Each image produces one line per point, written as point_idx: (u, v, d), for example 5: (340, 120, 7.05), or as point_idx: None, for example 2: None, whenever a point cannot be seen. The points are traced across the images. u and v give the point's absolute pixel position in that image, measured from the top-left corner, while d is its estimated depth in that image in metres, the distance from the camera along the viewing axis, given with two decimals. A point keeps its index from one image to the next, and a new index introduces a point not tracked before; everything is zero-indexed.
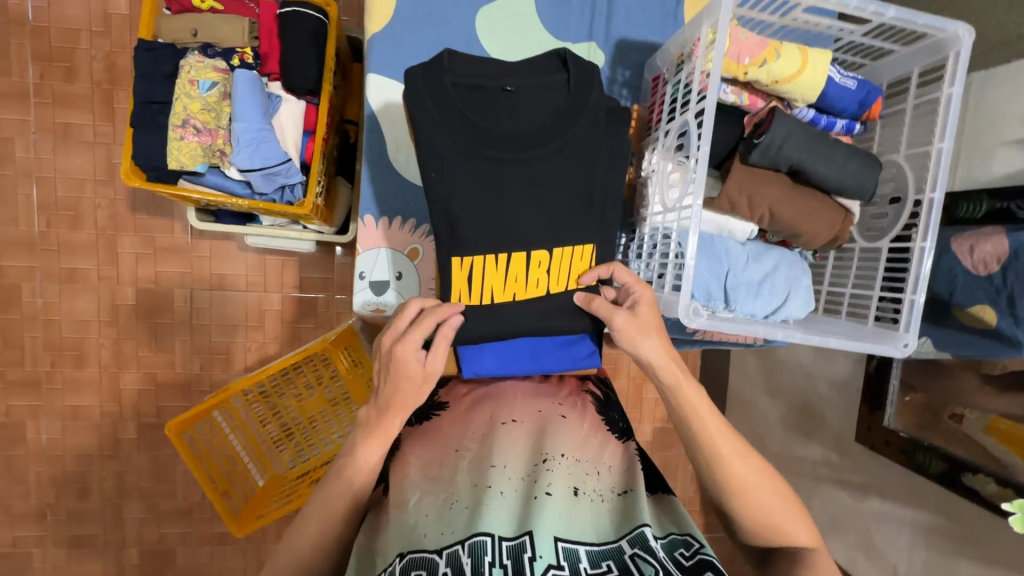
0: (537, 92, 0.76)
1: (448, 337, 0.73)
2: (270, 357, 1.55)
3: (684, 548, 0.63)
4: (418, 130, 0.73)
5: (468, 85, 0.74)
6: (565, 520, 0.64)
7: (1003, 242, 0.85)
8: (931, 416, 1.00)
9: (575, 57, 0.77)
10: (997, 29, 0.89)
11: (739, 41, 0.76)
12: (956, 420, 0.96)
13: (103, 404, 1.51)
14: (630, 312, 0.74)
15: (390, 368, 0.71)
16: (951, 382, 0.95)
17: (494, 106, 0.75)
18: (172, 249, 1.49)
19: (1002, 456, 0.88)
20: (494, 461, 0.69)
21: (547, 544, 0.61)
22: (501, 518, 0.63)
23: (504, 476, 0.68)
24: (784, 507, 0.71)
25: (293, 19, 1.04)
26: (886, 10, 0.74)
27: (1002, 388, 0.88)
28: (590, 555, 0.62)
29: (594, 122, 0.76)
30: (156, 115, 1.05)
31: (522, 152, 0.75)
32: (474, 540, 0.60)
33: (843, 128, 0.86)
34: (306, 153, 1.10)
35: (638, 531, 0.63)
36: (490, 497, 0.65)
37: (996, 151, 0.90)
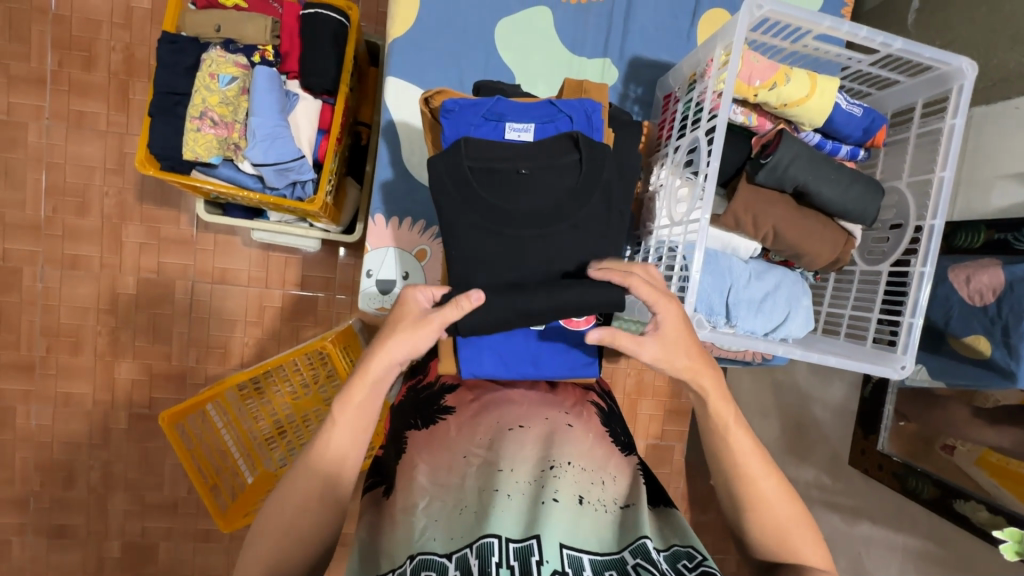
0: (552, 173, 0.76)
1: (460, 304, 0.72)
2: (268, 353, 1.55)
3: (687, 559, 0.62)
4: (442, 212, 0.77)
5: (486, 168, 0.76)
6: (572, 527, 0.63)
7: (999, 274, 0.88)
8: (923, 447, 1.01)
9: (587, 139, 0.77)
10: (998, 67, 0.93)
11: (750, 63, 0.78)
12: (948, 452, 0.96)
13: (96, 393, 1.51)
14: (655, 337, 0.72)
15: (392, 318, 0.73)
16: (944, 412, 0.96)
17: (508, 186, 0.76)
18: (177, 240, 1.50)
19: (991, 488, 0.89)
20: (501, 465, 0.70)
21: (553, 550, 0.60)
22: (509, 521, 0.63)
23: (510, 479, 0.68)
24: (784, 510, 0.69)
25: (315, 20, 1.07)
26: (893, 41, 0.76)
27: (991, 420, 0.89)
28: (594, 563, 0.61)
29: (605, 202, 0.78)
30: (174, 106, 1.06)
31: (540, 230, 0.77)
32: (482, 542, 0.59)
33: (847, 154, 0.88)
34: (319, 151, 1.13)
35: (640, 541, 0.62)
36: (496, 500, 0.65)
37: (995, 183, 0.92)
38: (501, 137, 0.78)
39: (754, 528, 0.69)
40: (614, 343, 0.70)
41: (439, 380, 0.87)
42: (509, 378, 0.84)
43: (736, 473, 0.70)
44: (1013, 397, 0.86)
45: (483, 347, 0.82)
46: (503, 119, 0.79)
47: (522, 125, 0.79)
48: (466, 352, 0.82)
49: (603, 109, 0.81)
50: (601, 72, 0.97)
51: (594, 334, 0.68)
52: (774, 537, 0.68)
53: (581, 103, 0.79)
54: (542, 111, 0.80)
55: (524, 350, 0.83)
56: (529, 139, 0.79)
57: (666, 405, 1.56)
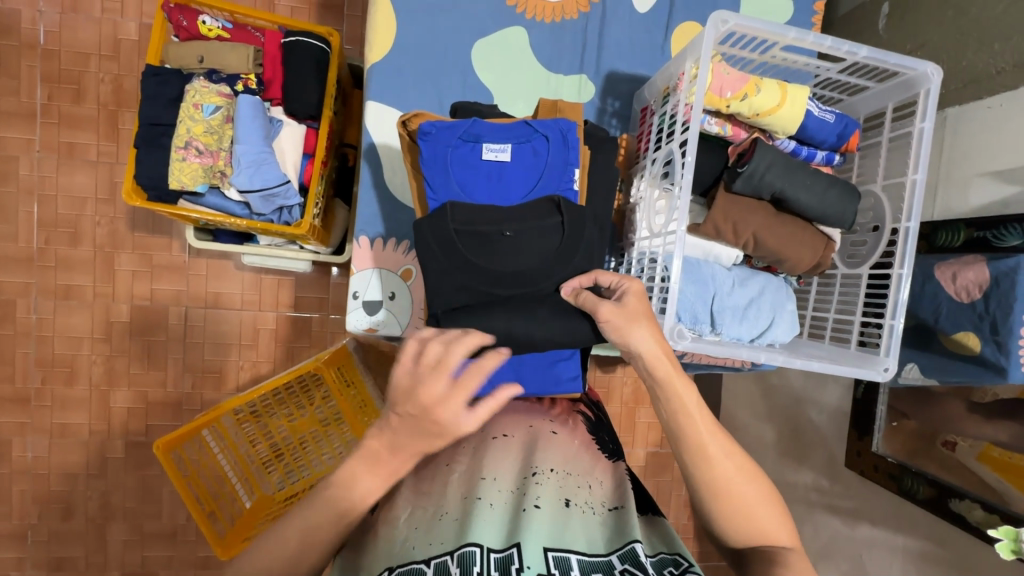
0: (535, 233, 0.77)
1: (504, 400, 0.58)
2: (263, 376, 1.55)
3: (673, 566, 0.62)
4: (428, 274, 0.78)
5: (471, 231, 0.77)
6: (557, 531, 0.62)
7: (985, 270, 0.89)
8: (924, 444, 1.00)
9: (569, 202, 0.79)
10: (968, 68, 0.95)
11: (721, 75, 0.79)
12: (949, 447, 0.95)
13: (92, 422, 1.50)
14: (616, 303, 0.72)
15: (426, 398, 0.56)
16: (941, 409, 0.96)
17: (494, 250, 0.77)
18: (169, 267, 1.51)
19: (997, 485, 0.88)
20: (484, 473, 0.69)
21: (536, 554, 0.58)
22: (490, 530, 0.61)
23: (493, 489, 0.67)
24: (768, 508, 0.67)
25: (296, 47, 1.09)
26: (858, 50, 0.77)
27: (988, 415, 0.89)
28: (582, 564, 0.60)
29: (588, 260, 0.79)
30: (159, 136, 1.07)
31: (527, 290, 0.78)
32: (462, 551, 0.58)
33: (823, 159, 0.89)
34: (305, 175, 1.14)
35: (629, 547, 0.61)
36: (478, 509, 0.64)
37: (972, 182, 0.94)
38: (479, 158, 0.80)
39: (721, 519, 0.67)
40: (579, 303, 0.75)
41: None
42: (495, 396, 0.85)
43: (704, 467, 0.67)
44: (1012, 390, 0.86)
45: None
46: (479, 140, 0.80)
47: (499, 145, 0.80)
48: None
49: (578, 126, 0.81)
50: (577, 88, 0.98)
51: (563, 287, 0.77)
52: (741, 521, 0.66)
53: (556, 122, 0.80)
54: (516, 130, 0.81)
55: (508, 365, 0.86)
56: (506, 158, 0.80)
57: None
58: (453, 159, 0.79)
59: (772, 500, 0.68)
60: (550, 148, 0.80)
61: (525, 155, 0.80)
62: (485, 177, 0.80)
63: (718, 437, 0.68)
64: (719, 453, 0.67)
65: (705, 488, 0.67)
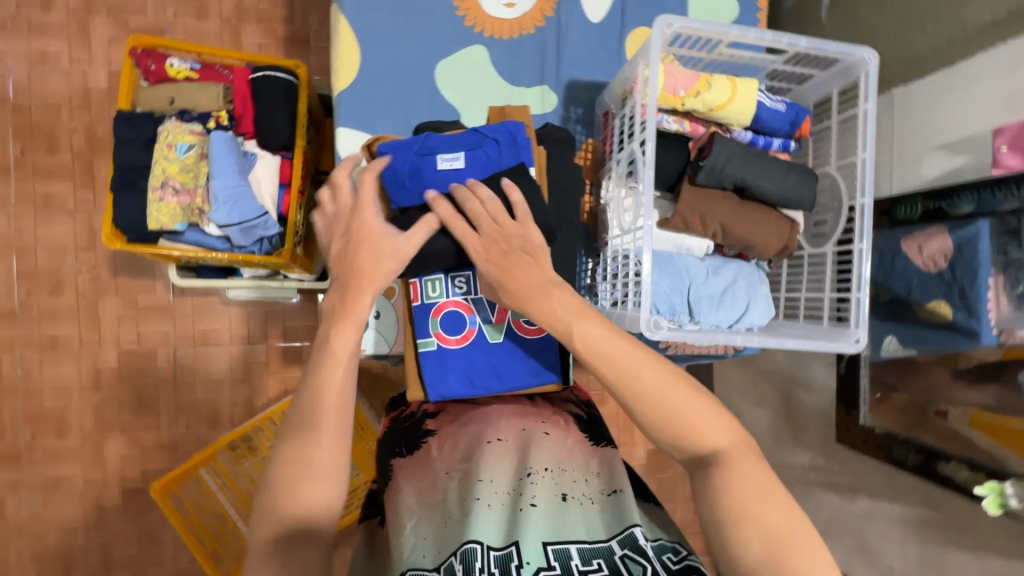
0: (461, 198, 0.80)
1: (428, 227, 0.76)
2: (258, 409, 1.54)
3: (672, 552, 0.63)
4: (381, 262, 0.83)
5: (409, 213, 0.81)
6: (555, 525, 0.64)
7: (948, 240, 0.94)
8: (918, 416, 1.01)
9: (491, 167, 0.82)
10: (908, 50, 1.00)
11: (673, 75, 0.83)
12: (941, 417, 0.97)
13: (86, 472, 1.49)
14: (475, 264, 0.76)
15: (352, 239, 0.75)
16: (926, 376, 0.98)
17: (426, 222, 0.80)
18: (155, 308, 1.51)
19: (992, 449, 0.89)
20: (480, 475, 0.69)
21: (535, 549, 0.61)
22: (491, 528, 0.64)
23: (491, 489, 0.68)
24: (676, 388, 0.66)
25: (264, 82, 1.11)
26: (798, 41, 0.81)
27: (971, 380, 0.91)
28: (582, 553, 0.62)
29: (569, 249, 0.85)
30: (136, 179, 1.08)
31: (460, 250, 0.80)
32: (464, 548, 0.61)
33: (780, 146, 0.92)
34: (283, 205, 1.15)
35: (628, 532, 0.63)
36: (477, 509, 0.65)
37: (925, 156, 0.99)
38: (434, 169, 0.80)
39: (651, 426, 0.67)
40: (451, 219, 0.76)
41: (420, 409, 0.85)
42: (476, 395, 0.84)
43: (621, 377, 0.66)
44: (994, 352, 0.88)
45: (447, 365, 0.83)
46: (434, 152, 0.80)
47: (453, 154, 0.80)
48: (431, 374, 0.83)
49: (525, 126, 0.83)
50: (540, 99, 1.02)
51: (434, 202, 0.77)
52: (669, 426, 0.66)
53: (504, 124, 0.81)
54: (467, 138, 0.82)
55: (487, 364, 0.84)
56: (460, 165, 0.80)
57: None
58: (411, 176, 0.80)
59: (677, 380, 0.67)
60: (500, 150, 0.81)
61: (478, 160, 0.80)
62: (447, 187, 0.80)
63: (619, 342, 0.68)
64: (624, 358, 0.66)
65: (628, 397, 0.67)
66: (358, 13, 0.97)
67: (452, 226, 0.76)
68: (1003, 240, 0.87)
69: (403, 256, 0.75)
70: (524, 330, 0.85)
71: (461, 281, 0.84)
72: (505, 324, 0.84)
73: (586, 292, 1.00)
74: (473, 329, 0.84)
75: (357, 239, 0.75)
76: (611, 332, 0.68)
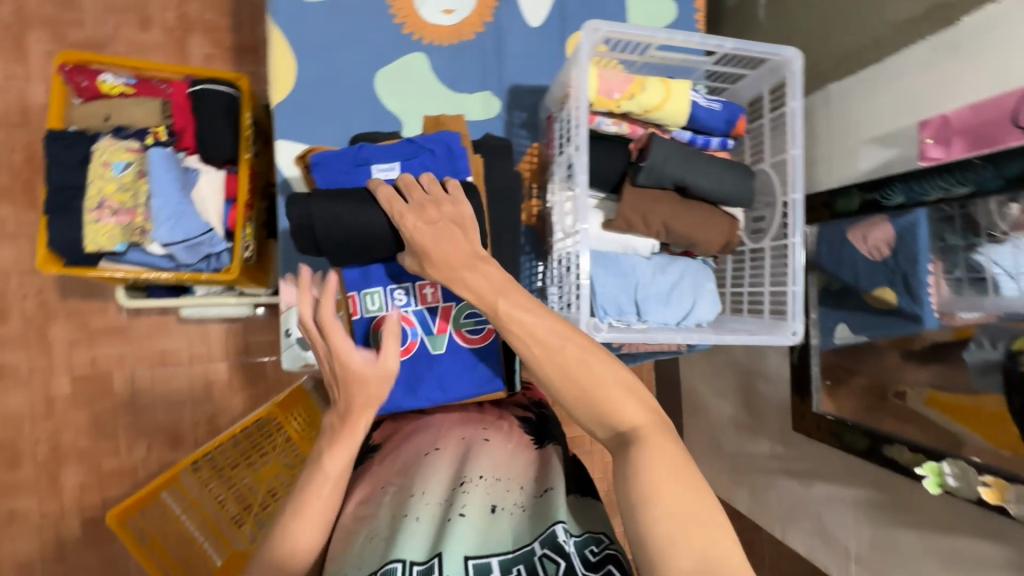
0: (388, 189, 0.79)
1: (395, 334, 0.76)
2: (221, 429, 1.51)
3: (594, 544, 0.64)
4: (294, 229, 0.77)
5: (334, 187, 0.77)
6: (481, 534, 0.65)
7: (889, 228, 0.97)
8: (876, 399, 1.02)
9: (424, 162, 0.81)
10: (839, 46, 1.03)
11: (606, 79, 0.84)
12: (900, 399, 0.97)
13: (42, 504, 1.43)
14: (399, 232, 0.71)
15: (341, 373, 0.75)
16: (881, 360, 1.00)
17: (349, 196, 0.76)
18: (108, 330, 1.47)
19: (948, 426, 0.90)
20: (413, 490, 0.70)
21: (456, 563, 0.61)
22: (417, 542, 0.64)
23: (421, 502, 0.69)
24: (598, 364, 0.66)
25: (203, 96, 1.09)
26: (724, 42, 0.83)
27: (922, 360, 0.93)
28: (503, 563, 0.62)
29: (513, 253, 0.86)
30: (71, 201, 1.05)
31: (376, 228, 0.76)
32: (386, 568, 0.62)
33: (718, 144, 0.94)
34: (229, 221, 1.12)
35: (549, 531, 0.63)
36: (405, 525, 0.66)
37: (859, 148, 1.02)
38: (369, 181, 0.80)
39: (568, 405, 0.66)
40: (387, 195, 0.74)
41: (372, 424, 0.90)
42: (422, 406, 0.84)
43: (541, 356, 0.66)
44: (948, 334, 0.89)
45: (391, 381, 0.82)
46: (368, 163, 0.81)
47: (388, 165, 0.81)
48: None
49: (461, 136, 0.83)
50: (484, 104, 1.02)
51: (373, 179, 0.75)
52: (586, 401, 0.65)
53: (440, 136, 0.81)
54: (403, 149, 0.82)
55: (431, 377, 0.83)
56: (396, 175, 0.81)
57: None
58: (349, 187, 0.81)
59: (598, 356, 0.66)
60: (437, 162, 0.81)
61: (414, 170, 0.81)
62: None
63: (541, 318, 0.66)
64: (541, 338, 0.65)
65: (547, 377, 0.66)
66: (293, 24, 0.96)
67: (379, 193, 0.73)
68: (940, 227, 0.90)
69: (389, 375, 0.76)
70: (468, 339, 0.85)
71: (400, 291, 0.84)
72: (446, 334, 0.84)
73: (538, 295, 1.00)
74: (414, 341, 0.83)
75: (352, 370, 0.74)
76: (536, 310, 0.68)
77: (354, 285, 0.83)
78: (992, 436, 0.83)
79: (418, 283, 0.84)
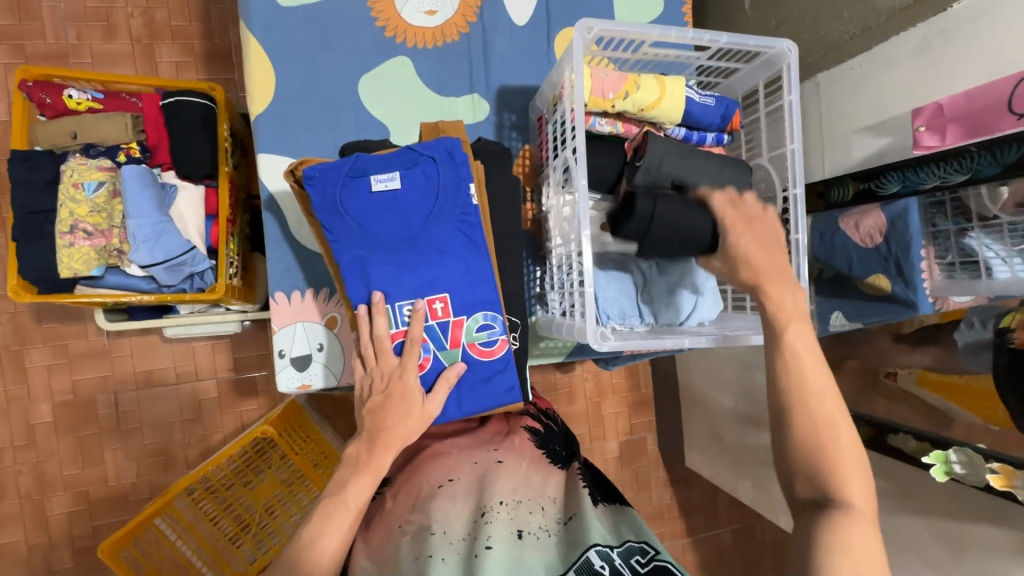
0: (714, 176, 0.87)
1: (449, 381, 0.79)
2: (215, 448, 1.47)
3: (640, 555, 0.65)
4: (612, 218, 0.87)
5: (675, 156, 0.85)
6: (513, 561, 0.63)
7: (881, 215, 0.96)
8: (868, 381, 1.04)
9: (727, 167, 0.88)
10: (826, 36, 1.03)
11: (599, 79, 0.82)
12: (892, 378, 1.00)
13: (29, 537, 1.38)
14: (727, 202, 0.81)
15: (387, 401, 0.77)
16: (872, 346, 1.01)
17: (683, 164, 0.85)
18: (89, 353, 1.41)
19: (940, 405, 0.93)
20: (434, 528, 0.69)
21: None
22: None
23: (444, 541, 0.67)
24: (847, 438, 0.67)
25: (177, 108, 1.04)
26: (718, 37, 0.81)
27: (914, 343, 0.95)
28: None
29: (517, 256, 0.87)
30: (42, 225, 0.99)
31: (681, 212, 0.81)
32: None
33: (714, 140, 0.93)
34: (211, 237, 1.08)
35: (584, 558, 0.63)
36: (430, 565, 0.63)
37: (852, 138, 1.01)
38: (368, 191, 0.77)
39: (796, 437, 0.67)
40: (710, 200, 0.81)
41: None
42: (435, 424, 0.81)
43: (792, 384, 0.69)
44: (934, 316, 0.92)
45: None
46: (366, 174, 0.78)
47: (387, 175, 0.78)
48: None
49: (462, 142, 0.81)
50: (471, 107, 0.99)
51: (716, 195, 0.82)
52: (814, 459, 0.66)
53: (440, 142, 0.80)
54: (402, 157, 0.79)
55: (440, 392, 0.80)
56: (396, 186, 0.78)
57: (629, 399, 1.70)
58: (346, 200, 0.77)
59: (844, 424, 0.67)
60: (439, 169, 0.78)
61: (416, 180, 0.78)
62: (381, 209, 0.78)
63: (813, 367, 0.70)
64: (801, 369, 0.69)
65: (797, 402, 0.68)
66: (268, 32, 0.91)
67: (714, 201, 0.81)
68: (930, 212, 0.92)
69: (428, 419, 0.78)
70: (483, 352, 0.81)
71: (408, 307, 0.79)
72: (459, 349, 0.80)
73: (537, 300, 1.00)
74: (428, 357, 0.80)
75: (389, 399, 0.77)
76: (801, 329, 0.71)
77: (362, 301, 0.78)
78: (979, 412, 0.86)
79: (424, 299, 0.79)
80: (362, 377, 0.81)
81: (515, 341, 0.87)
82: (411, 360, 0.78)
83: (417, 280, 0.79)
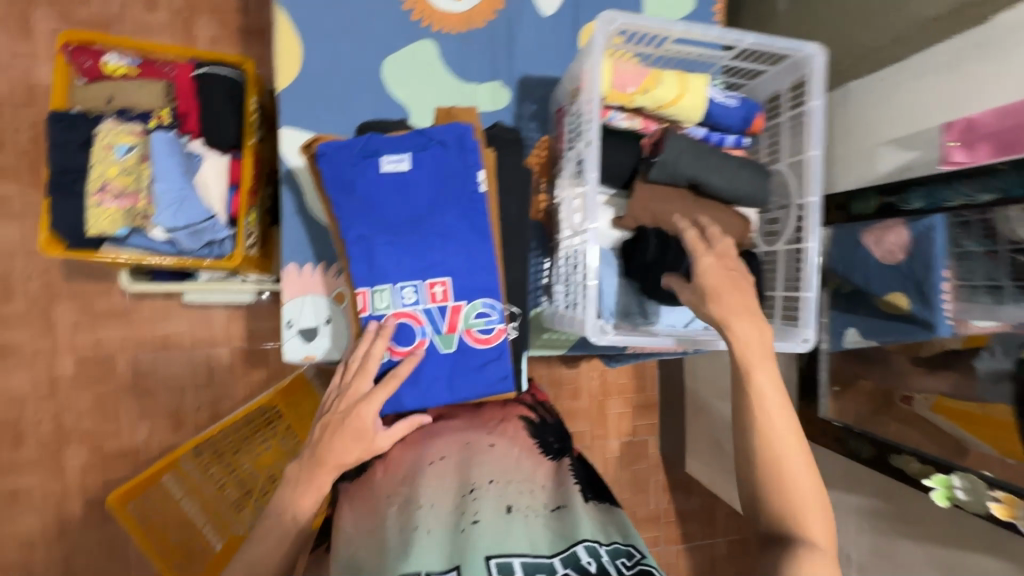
0: (734, 176, 0.87)
1: (412, 426, 0.80)
2: (223, 414, 1.51)
3: (626, 557, 0.65)
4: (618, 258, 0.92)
5: (693, 151, 0.84)
6: (496, 538, 0.66)
7: (903, 233, 0.94)
8: (884, 401, 1.00)
9: (748, 166, 0.88)
10: (860, 44, 1.01)
11: (620, 72, 0.81)
12: (907, 403, 0.96)
13: (45, 484, 1.44)
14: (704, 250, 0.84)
15: (345, 426, 0.76)
16: (888, 367, 0.98)
17: (705, 163, 0.85)
18: (112, 313, 1.46)
19: (953, 432, 0.89)
20: (421, 501, 0.71)
21: (477, 564, 0.62)
22: (434, 554, 0.65)
23: (430, 515, 0.70)
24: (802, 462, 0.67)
25: (207, 79, 1.08)
26: (744, 37, 0.81)
27: (929, 367, 0.92)
28: (525, 566, 0.63)
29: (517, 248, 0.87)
30: (73, 185, 1.03)
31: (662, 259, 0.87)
32: None
33: (734, 142, 0.92)
34: (233, 206, 1.10)
35: (571, 551, 0.65)
36: (415, 537, 0.66)
37: (878, 150, 0.98)
38: (377, 172, 0.79)
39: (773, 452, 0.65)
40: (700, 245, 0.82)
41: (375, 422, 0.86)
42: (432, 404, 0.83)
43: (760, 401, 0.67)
44: (956, 340, 0.88)
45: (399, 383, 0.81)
46: (378, 154, 0.79)
47: (398, 156, 0.79)
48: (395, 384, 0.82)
49: (474, 128, 0.81)
50: (492, 94, 0.99)
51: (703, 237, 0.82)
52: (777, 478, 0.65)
53: (452, 127, 0.80)
54: (413, 141, 0.80)
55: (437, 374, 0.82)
56: (406, 168, 0.80)
57: (633, 400, 1.69)
58: (356, 179, 0.79)
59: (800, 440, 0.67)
60: (447, 155, 0.79)
61: (425, 163, 0.80)
62: (389, 190, 0.79)
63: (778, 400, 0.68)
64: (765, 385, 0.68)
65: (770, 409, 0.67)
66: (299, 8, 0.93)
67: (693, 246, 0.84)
68: (956, 232, 0.88)
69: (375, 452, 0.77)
70: (477, 340, 0.82)
71: (407, 288, 0.81)
72: (456, 334, 0.82)
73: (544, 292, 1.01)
74: (424, 339, 0.81)
75: (347, 425, 0.76)
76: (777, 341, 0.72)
77: (364, 283, 0.81)
78: (994, 444, 0.83)
79: (426, 281, 0.81)
80: (335, 385, 0.81)
81: (512, 331, 0.88)
82: (377, 402, 0.77)
83: (418, 262, 0.81)
